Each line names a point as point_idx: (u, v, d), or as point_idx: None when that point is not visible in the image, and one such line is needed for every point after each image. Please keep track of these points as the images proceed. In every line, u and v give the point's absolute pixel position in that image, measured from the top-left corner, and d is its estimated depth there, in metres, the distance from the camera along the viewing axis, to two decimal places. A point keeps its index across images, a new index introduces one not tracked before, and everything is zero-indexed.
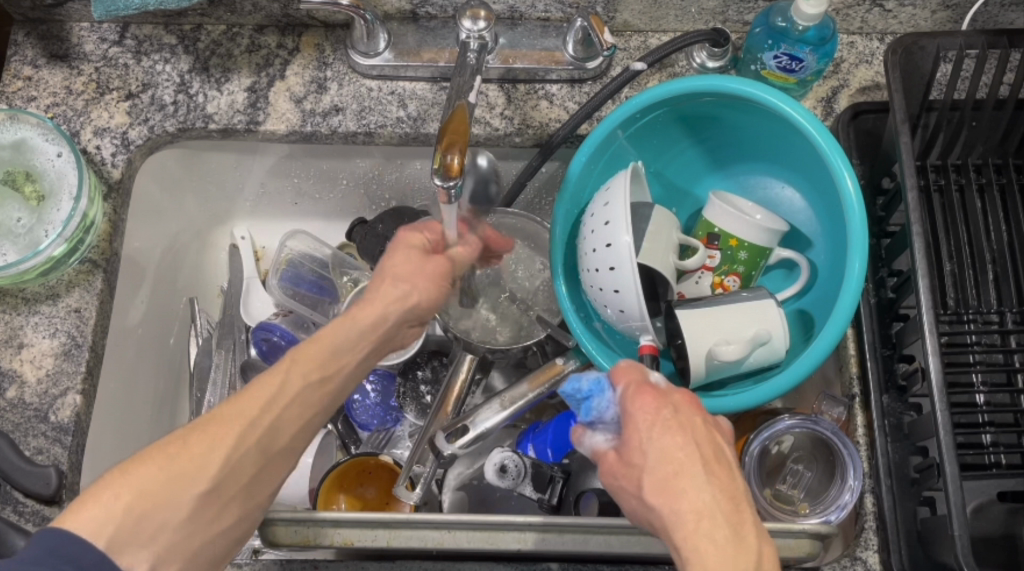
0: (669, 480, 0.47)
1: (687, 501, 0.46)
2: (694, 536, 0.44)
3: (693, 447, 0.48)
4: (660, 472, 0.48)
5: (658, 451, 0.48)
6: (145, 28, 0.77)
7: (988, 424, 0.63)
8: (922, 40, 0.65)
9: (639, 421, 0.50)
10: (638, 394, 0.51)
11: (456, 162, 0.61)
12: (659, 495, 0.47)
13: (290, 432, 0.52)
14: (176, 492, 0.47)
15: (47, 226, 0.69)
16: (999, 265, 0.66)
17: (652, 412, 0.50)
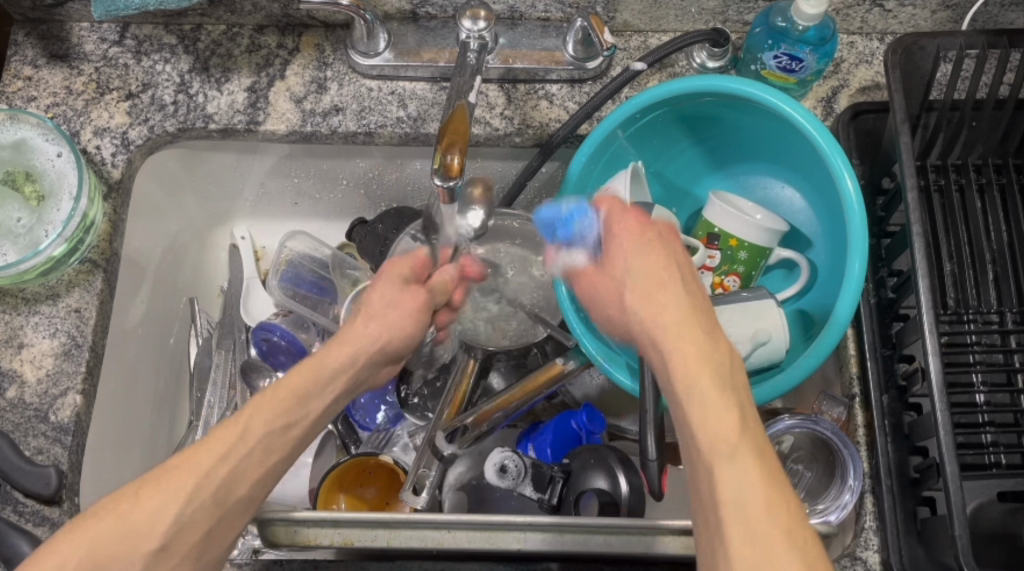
0: (658, 309, 0.50)
1: (677, 322, 0.49)
2: (679, 347, 0.47)
3: (668, 264, 0.53)
4: (640, 280, 0.52)
5: (637, 267, 0.53)
6: (145, 28, 0.77)
7: (988, 424, 0.63)
8: (922, 40, 0.65)
9: (617, 260, 0.55)
10: (621, 222, 0.56)
11: (456, 163, 0.61)
12: (644, 308, 0.51)
13: (248, 483, 0.51)
14: (130, 548, 0.46)
15: (47, 226, 0.69)
16: (999, 265, 0.66)
17: (630, 247, 0.55)
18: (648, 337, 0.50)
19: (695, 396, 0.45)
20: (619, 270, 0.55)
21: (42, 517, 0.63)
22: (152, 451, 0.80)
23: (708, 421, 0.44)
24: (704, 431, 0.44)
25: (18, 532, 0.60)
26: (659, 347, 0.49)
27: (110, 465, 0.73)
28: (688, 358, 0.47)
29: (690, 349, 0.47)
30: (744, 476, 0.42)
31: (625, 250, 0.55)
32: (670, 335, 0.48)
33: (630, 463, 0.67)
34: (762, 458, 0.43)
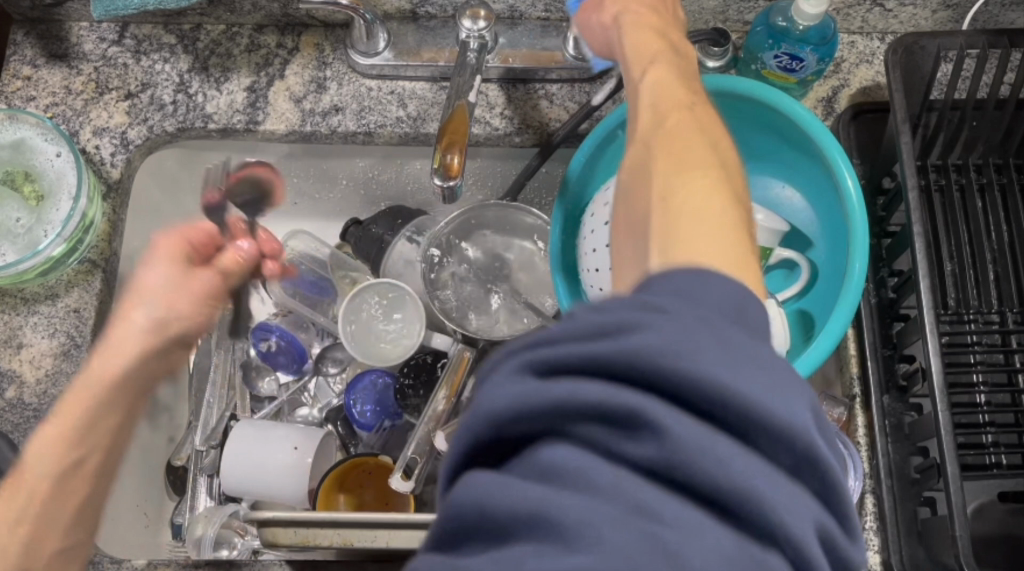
0: (643, 44, 0.54)
1: (662, 61, 0.52)
2: (655, 81, 0.50)
3: (665, 20, 0.57)
4: (637, 25, 0.55)
5: (640, 39, 0.54)
6: (144, 28, 0.77)
7: (989, 424, 0.63)
8: (923, 39, 0.65)
9: (629, 7, 0.57)
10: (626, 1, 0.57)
11: (456, 162, 0.61)
12: (641, 48, 0.53)
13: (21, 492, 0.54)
14: None
15: (46, 226, 0.68)
16: (999, 265, 0.66)
17: (648, 14, 0.56)
18: (637, 58, 0.53)
19: (657, 75, 0.51)
20: (638, 22, 0.55)
21: None
22: (151, 451, 0.80)
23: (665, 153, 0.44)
24: (658, 149, 0.45)
25: None
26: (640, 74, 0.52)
27: None
28: (664, 89, 0.49)
29: (666, 83, 0.50)
30: (692, 201, 0.41)
31: (645, 19, 0.56)
32: (651, 59, 0.52)
33: None
34: (714, 176, 0.43)
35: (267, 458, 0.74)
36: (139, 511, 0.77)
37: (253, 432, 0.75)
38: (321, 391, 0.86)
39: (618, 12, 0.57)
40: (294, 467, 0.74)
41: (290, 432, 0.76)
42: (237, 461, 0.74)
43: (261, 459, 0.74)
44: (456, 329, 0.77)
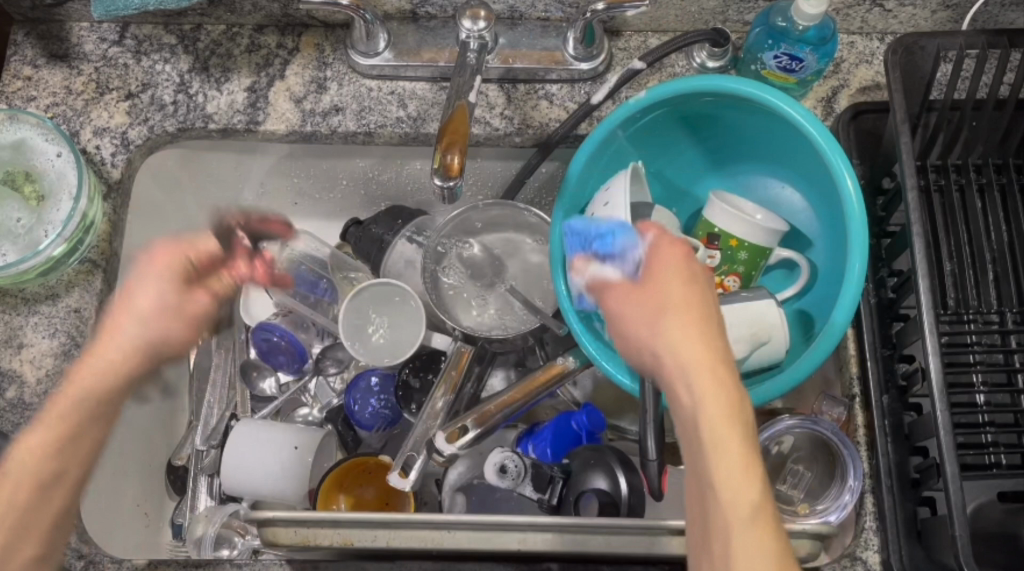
0: (663, 297, 0.48)
1: (684, 308, 0.47)
2: (681, 325, 0.46)
3: (704, 300, 0.48)
4: (656, 286, 0.49)
5: (657, 292, 0.49)
6: (145, 28, 0.77)
7: (988, 423, 0.63)
8: (922, 40, 0.65)
9: (656, 257, 0.51)
10: (658, 245, 0.52)
11: (456, 162, 0.61)
12: (655, 308, 0.48)
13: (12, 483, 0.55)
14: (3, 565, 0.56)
15: (47, 226, 0.69)
16: (999, 265, 0.66)
17: (677, 264, 0.50)
18: (636, 329, 0.48)
19: (670, 317, 0.47)
20: (662, 280, 0.49)
21: None
22: (151, 451, 0.80)
23: (711, 397, 0.43)
24: (716, 462, 0.42)
25: None
26: (658, 336, 0.47)
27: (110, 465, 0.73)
28: (691, 331, 0.46)
29: (692, 335, 0.46)
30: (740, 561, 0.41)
31: (671, 272, 0.49)
32: (670, 308, 0.47)
33: (630, 463, 0.67)
34: (752, 517, 0.41)
35: (267, 457, 0.74)
36: (139, 511, 0.77)
37: (253, 431, 0.75)
38: (320, 391, 0.86)
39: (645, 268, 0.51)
40: (295, 466, 0.75)
41: (290, 432, 0.76)
42: (237, 460, 0.74)
43: (261, 458, 0.74)
44: (456, 328, 0.77)
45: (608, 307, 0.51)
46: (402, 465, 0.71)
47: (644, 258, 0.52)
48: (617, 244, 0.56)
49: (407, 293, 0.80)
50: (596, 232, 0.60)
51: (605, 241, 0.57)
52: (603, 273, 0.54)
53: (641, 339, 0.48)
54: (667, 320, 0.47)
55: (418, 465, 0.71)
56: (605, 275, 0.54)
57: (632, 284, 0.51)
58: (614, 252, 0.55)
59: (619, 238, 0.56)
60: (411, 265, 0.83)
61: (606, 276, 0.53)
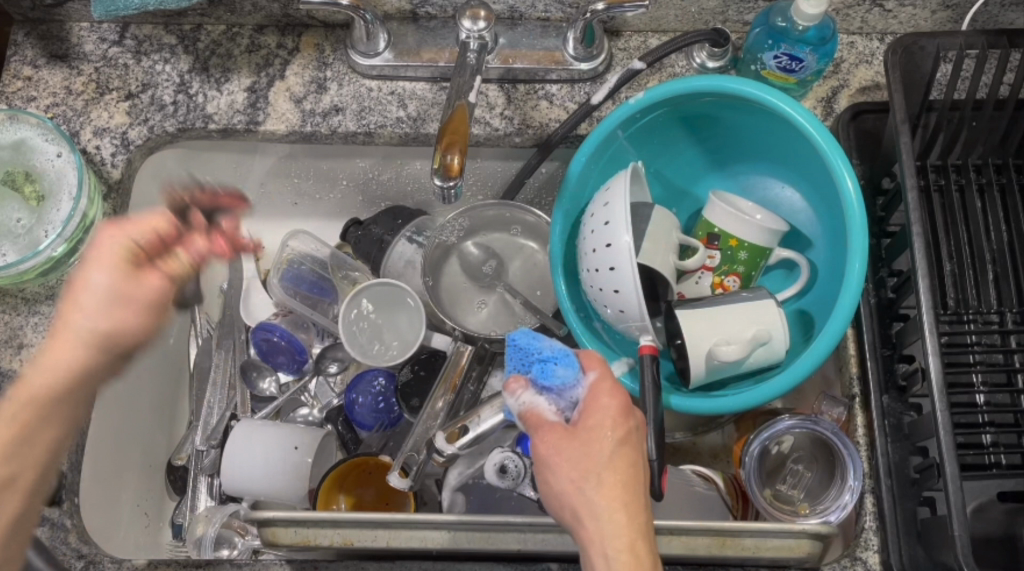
0: (593, 459, 0.50)
1: (613, 483, 0.49)
2: (606, 495, 0.48)
3: (634, 467, 0.50)
4: (589, 440, 0.50)
5: (588, 449, 0.50)
6: (145, 28, 0.77)
7: (988, 424, 0.63)
8: (922, 39, 0.65)
9: (593, 398, 0.52)
10: (598, 389, 0.53)
11: (456, 162, 0.61)
12: (585, 473, 0.49)
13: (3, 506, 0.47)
14: None
15: (47, 226, 0.69)
16: (999, 265, 0.66)
17: (612, 415, 0.51)
18: (565, 475, 0.50)
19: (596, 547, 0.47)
20: (595, 432, 0.51)
21: (42, 517, 0.63)
22: (151, 450, 0.80)
23: None
24: None
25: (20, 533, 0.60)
26: (585, 489, 0.49)
27: (110, 466, 0.73)
28: (618, 506, 0.48)
29: (619, 509, 0.48)
30: None
31: (605, 422, 0.51)
32: (597, 476, 0.49)
33: None
34: None
35: (267, 458, 0.74)
36: (139, 511, 0.77)
37: (253, 432, 0.75)
38: (320, 391, 0.86)
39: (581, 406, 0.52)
40: (295, 467, 0.75)
41: (290, 433, 0.76)
42: (237, 460, 0.74)
43: (261, 458, 0.74)
44: (456, 328, 0.77)
45: (538, 444, 0.51)
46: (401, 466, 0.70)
47: (583, 400, 0.53)
48: (559, 375, 0.54)
49: (408, 292, 0.80)
50: (537, 354, 0.56)
51: (544, 367, 0.55)
52: (543, 410, 0.53)
53: (565, 491, 0.49)
54: (595, 494, 0.48)
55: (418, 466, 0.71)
56: (543, 413, 0.53)
57: (565, 427, 0.52)
58: (553, 385, 0.54)
59: (560, 368, 0.54)
60: (411, 265, 0.83)
61: (542, 412, 0.53)
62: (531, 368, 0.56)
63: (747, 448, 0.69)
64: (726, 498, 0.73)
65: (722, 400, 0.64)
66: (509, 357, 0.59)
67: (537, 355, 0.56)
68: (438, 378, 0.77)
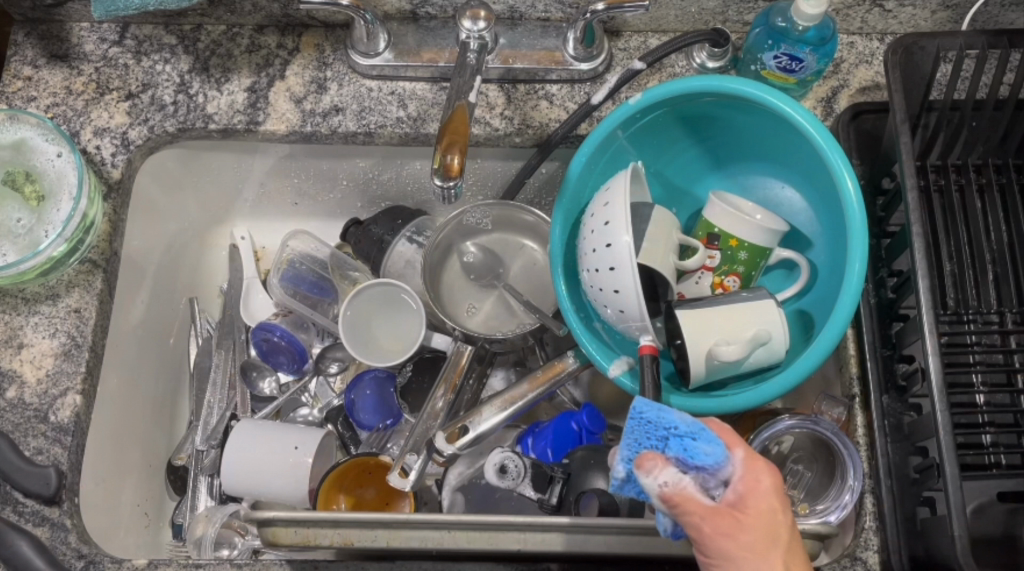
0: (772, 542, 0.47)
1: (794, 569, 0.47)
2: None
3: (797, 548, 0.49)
4: (761, 529, 0.47)
5: (766, 534, 0.47)
6: (145, 28, 0.77)
7: (988, 423, 0.63)
8: (922, 40, 0.65)
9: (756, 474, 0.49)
10: (753, 467, 0.49)
11: (456, 162, 0.61)
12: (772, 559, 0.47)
13: None
14: None
15: (47, 226, 0.69)
16: (999, 265, 0.66)
17: (775, 497, 0.48)
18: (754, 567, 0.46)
19: None
20: (768, 518, 0.48)
21: (42, 517, 0.63)
22: (152, 450, 0.80)
23: None
24: None
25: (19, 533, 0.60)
26: None
27: (110, 465, 0.73)
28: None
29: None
30: None
31: (772, 506, 0.48)
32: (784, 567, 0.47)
33: None
34: None
35: (268, 457, 0.74)
36: (139, 511, 0.77)
37: (252, 432, 0.76)
38: (321, 391, 0.86)
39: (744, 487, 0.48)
40: (294, 467, 0.74)
41: (290, 433, 0.76)
42: (236, 459, 0.74)
43: (261, 458, 0.74)
44: (456, 328, 0.75)
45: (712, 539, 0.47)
46: (402, 465, 0.70)
47: (738, 480, 0.49)
48: (707, 454, 0.48)
49: (409, 293, 0.79)
50: (671, 426, 0.50)
51: (684, 442, 0.49)
52: (693, 494, 0.47)
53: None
54: None
55: (419, 465, 0.70)
56: (694, 498, 0.47)
57: (731, 512, 0.47)
58: (705, 464, 0.48)
59: (705, 445, 0.48)
60: (411, 265, 0.83)
61: (695, 495, 0.47)
62: (666, 445, 0.49)
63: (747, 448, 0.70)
64: None
65: (721, 400, 0.64)
66: (624, 428, 0.51)
67: (672, 429, 0.49)
68: (439, 378, 0.77)
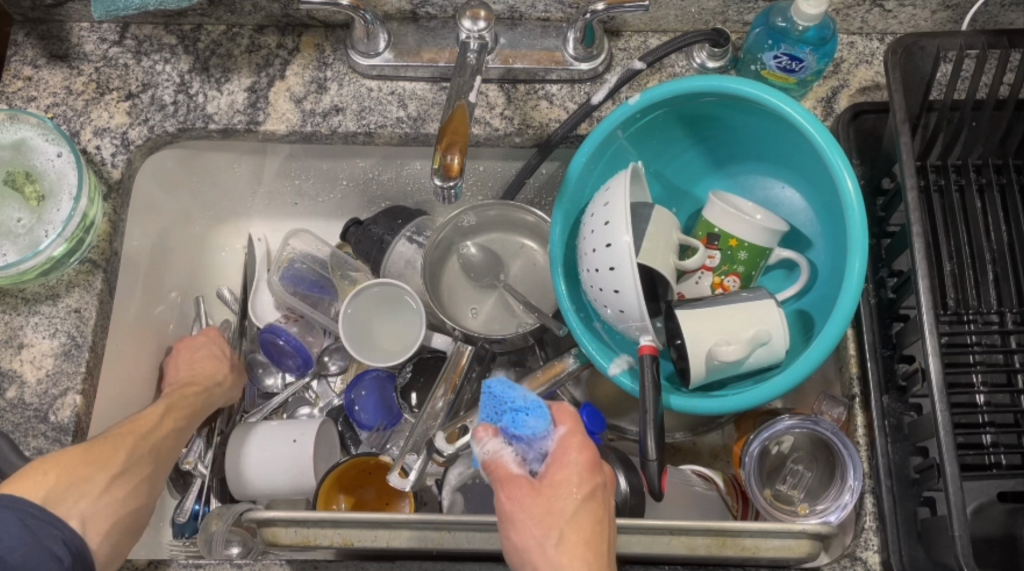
0: (556, 514, 0.50)
1: (576, 540, 0.49)
2: (568, 554, 0.48)
3: (597, 527, 0.50)
4: (551, 498, 0.51)
5: (554, 507, 0.50)
6: (145, 28, 0.77)
7: (988, 424, 0.63)
8: (922, 40, 0.65)
9: (564, 452, 0.53)
10: (568, 443, 0.53)
11: (456, 162, 0.61)
12: (547, 529, 0.49)
13: (166, 427, 0.67)
14: (99, 464, 0.58)
15: (47, 226, 0.69)
16: (998, 265, 0.66)
17: (579, 472, 0.52)
18: (529, 530, 0.49)
19: None
20: (561, 489, 0.51)
21: None
22: None
23: None
24: None
25: None
26: (547, 546, 0.49)
27: None
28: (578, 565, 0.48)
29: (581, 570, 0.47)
30: None
31: (571, 479, 0.51)
32: (560, 534, 0.49)
33: (630, 463, 0.69)
34: None
35: (267, 454, 0.74)
36: None
37: (252, 429, 0.76)
38: (323, 391, 0.86)
39: (551, 462, 0.53)
40: (294, 460, 0.74)
41: (289, 427, 0.76)
42: (236, 457, 0.75)
43: (262, 454, 0.74)
44: (456, 328, 0.76)
45: (504, 500, 0.51)
46: (402, 465, 0.70)
47: (552, 452, 0.53)
48: (530, 426, 0.53)
49: (407, 292, 0.79)
50: (509, 403, 0.54)
51: (516, 418, 0.53)
52: (509, 462, 0.52)
53: (526, 547, 0.49)
54: (558, 551, 0.48)
55: (419, 465, 0.70)
56: (509, 465, 0.52)
57: (530, 481, 0.51)
58: (523, 435, 0.53)
59: (532, 420, 0.53)
60: (411, 265, 0.83)
61: (508, 462, 0.52)
62: (501, 419, 0.54)
63: (747, 448, 0.70)
64: (726, 498, 0.73)
65: (721, 400, 0.64)
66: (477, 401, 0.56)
67: (509, 404, 0.54)
68: (439, 377, 0.77)
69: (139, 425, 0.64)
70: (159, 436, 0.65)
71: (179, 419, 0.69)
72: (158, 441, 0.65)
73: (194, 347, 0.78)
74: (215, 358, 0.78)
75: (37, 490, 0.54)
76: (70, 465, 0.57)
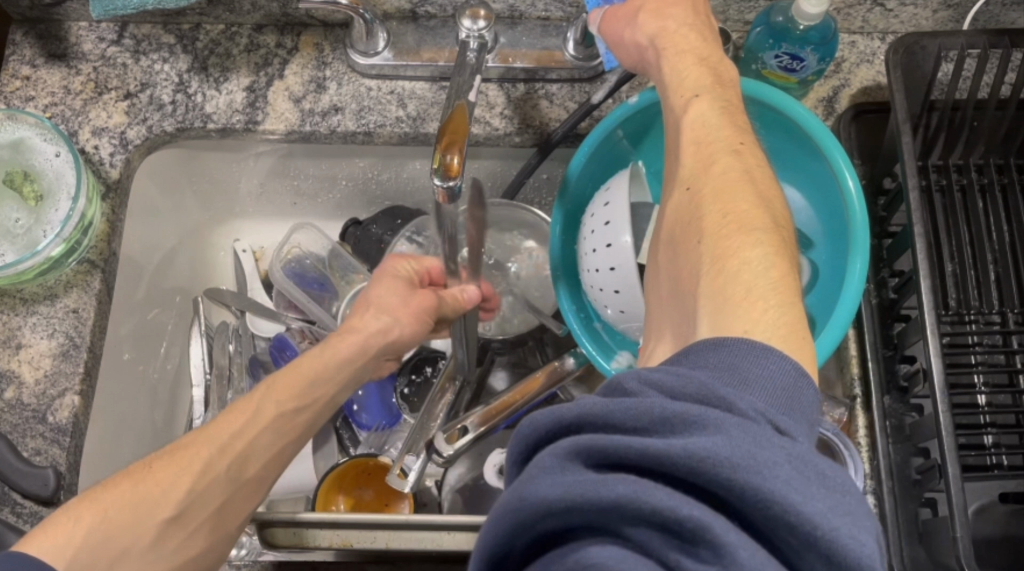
0: (714, 144, 0.52)
1: (729, 181, 0.51)
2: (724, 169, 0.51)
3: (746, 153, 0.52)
4: (710, 128, 0.53)
5: (710, 135, 0.53)
6: (143, 27, 0.77)
7: (990, 424, 0.62)
8: (924, 39, 0.65)
9: (672, 28, 0.58)
10: (714, 110, 0.54)
11: (456, 163, 0.61)
12: (707, 144, 0.53)
13: (266, 433, 0.58)
14: (144, 516, 0.52)
15: (45, 226, 0.68)
16: (1000, 265, 0.66)
17: (729, 135, 0.53)
18: (693, 120, 0.54)
19: (726, 254, 0.47)
20: (720, 141, 0.52)
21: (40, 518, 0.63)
22: (150, 447, 0.80)
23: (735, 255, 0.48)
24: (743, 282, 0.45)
25: (17, 534, 0.61)
26: (708, 148, 0.53)
27: (110, 466, 0.73)
28: (729, 181, 0.51)
29: (732, 177, 0.50)
30: None
31: (723, 134, 0.53)
32: (720, 164, 0.51)
33: None
34: None
35: None
36: None
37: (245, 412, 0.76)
38: None
39: (655, 29, 0.58)
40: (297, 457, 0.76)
41: None
42: None
43: None
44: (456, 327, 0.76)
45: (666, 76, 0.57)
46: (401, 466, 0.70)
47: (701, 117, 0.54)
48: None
49: None
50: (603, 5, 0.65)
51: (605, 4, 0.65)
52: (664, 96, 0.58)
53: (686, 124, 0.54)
54: (710, 159, 0.52)
55: (419, 466, 0.70)
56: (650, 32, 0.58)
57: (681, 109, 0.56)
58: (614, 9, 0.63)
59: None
60: None
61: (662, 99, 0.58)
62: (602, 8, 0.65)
63: None
64: None
65: None
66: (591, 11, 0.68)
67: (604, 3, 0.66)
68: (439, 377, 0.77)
69: (235, 416, 0.58)
70: (275, 423, 0.59)
71: (287, 402, 0.60)
72: (268, 440, 0.58)
73: (388, 287, 0.68)
74: (392, 297, 0.68)
75: (72, 534, 0.50)
76: (118, 504, 0.52)
